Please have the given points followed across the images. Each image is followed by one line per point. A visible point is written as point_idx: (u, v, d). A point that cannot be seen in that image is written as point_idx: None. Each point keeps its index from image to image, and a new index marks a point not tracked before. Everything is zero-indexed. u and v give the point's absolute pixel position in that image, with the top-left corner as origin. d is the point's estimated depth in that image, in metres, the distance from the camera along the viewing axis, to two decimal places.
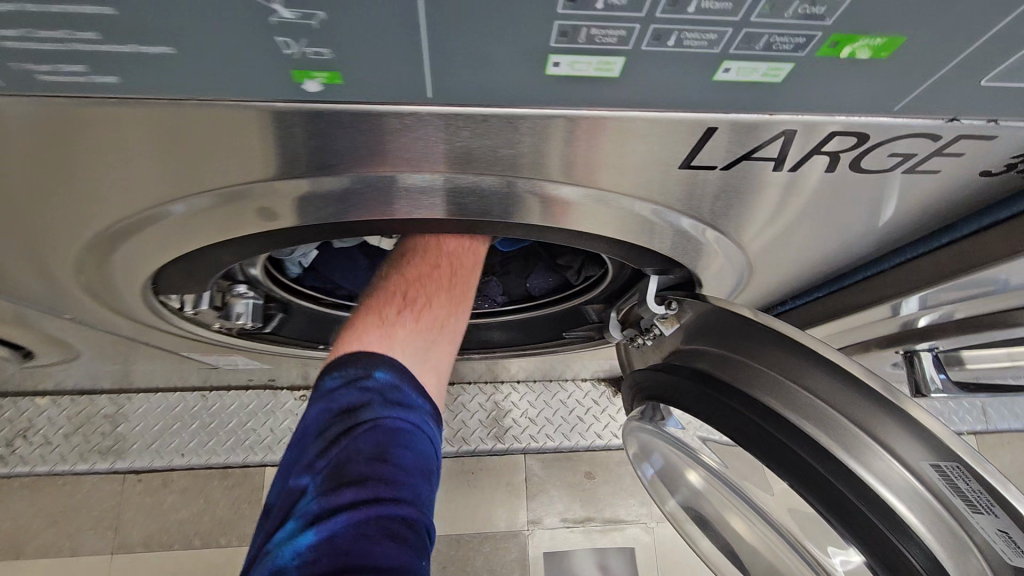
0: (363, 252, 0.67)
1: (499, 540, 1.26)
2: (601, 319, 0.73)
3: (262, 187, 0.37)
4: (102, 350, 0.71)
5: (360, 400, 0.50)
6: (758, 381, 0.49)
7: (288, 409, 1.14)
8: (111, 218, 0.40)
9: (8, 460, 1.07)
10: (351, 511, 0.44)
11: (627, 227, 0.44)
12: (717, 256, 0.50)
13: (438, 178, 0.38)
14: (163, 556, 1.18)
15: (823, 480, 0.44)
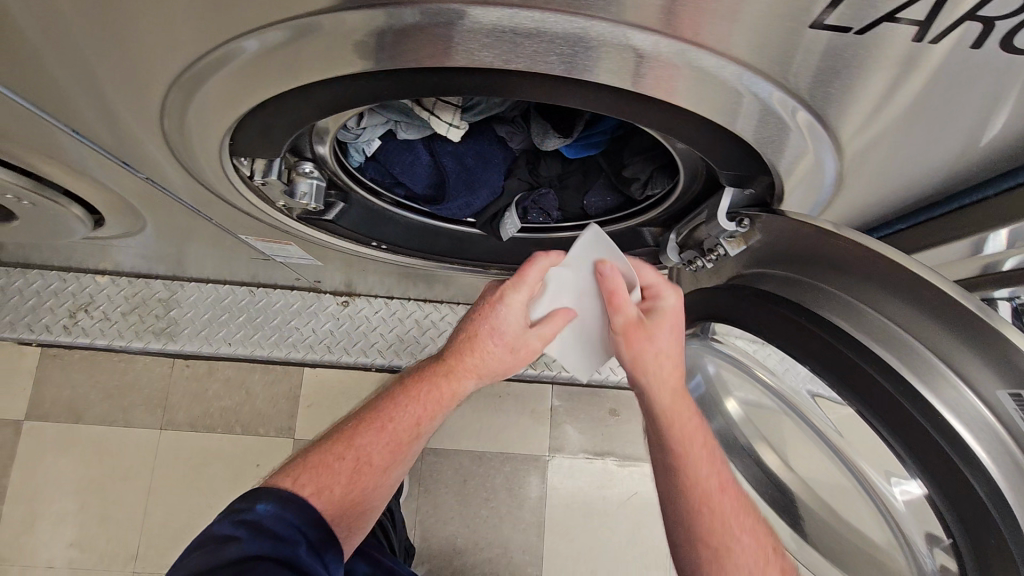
0: (426, 146, 0.66)
1: (519, 461, 1.30)
2: (657, 244, 0.71)
3: (345, 16, 0.36)
4: (167, 224, 0.74)
5: (232, 537, 0.49)
6: (825, 302, 0.50)
7: (330, 312, 1.17)
8: (191, 54, 0.39)
9: (70, 331, 1.14)
10: None
11: (718, 104, 0.42)
12: (807, 159, 0.47)
13: (526, 21, 0.36)
14: (206, 437, 1.26)
15: (895, 409, 0.45)
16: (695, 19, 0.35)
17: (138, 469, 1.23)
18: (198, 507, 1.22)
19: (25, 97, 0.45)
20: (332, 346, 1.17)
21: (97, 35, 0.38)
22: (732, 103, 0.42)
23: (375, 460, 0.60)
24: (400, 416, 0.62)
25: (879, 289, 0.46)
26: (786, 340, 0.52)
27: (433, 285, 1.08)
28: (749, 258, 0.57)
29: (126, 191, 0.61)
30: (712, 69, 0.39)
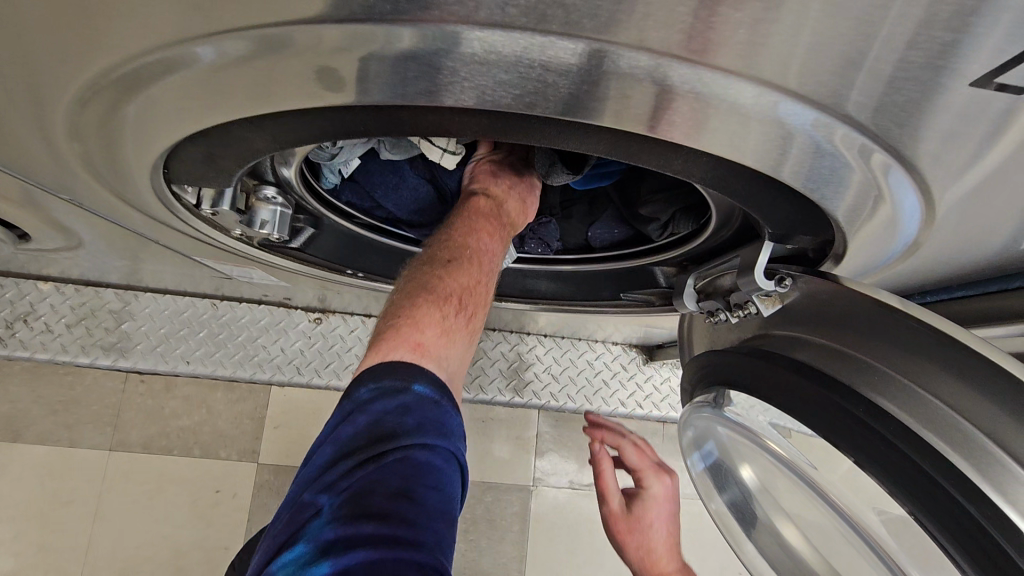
0: (412, 167, 0.58)
1: (501, 491, 1.22)
2: (670, 285, 0.63)
3: (315, 30, 0.27)
4: (109, 242, 0.63)
5: (393, 416, 0.45)
6: (883, 388, 0.43)
7: (301, 330, 1.07)
8: (117, 60, 0.30)
9: (7, 343, 1.01)
10: (367, 547, 0.38)
11: (784, 150, 0.35)
12: (872, 215, 0.40)
13: (552, 47, 0.28)
14: (162, 460, 1.15)
15: (948, 503, 0.37)
16: (783, 50, 0.27)
17: (84, 493, 1.12)
18: (150, 536, 1.12)
19: None
20: (303, 367, 1.07)
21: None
22: (802, 149, 0.34)
23: (471, 299, 0.58)
24: (483, 247, 0.60)
25: (949, 377, 0.39)
26: (834, 433, 0.42)
27: None
28: (782, 319, 0.50)
29: (52, 209, 0.51)
30: (782, 112, 0.31)
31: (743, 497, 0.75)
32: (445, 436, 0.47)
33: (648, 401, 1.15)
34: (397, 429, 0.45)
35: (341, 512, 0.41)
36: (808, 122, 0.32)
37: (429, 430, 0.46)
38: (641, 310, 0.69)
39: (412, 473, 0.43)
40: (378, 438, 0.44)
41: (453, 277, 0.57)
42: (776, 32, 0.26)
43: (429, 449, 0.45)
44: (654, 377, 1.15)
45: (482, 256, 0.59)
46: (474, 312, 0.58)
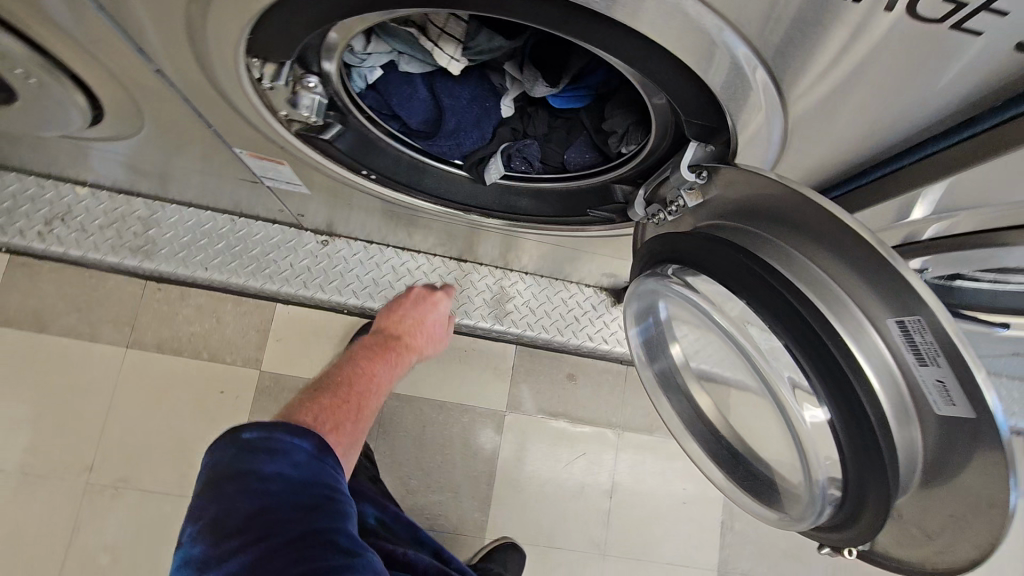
0: (424, 81, 0.71)
1: (477, 413, 1.36)
2: (626, 200, 0.77)
3: None
4: (166, 128, 0.76)
5: (238, 462, 0.58)
6: (764, 246, 0.57)
7: (309, 249, 1.20)
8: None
9: (44, 238, 1.13)
10: (239, 555, 0.55)
11: (698, 53, 0.48)
12: (763, 117, 0.54)
13: None
14: (173, 360, 1.28)
15: (810, 336, 0.52)
16: None
17: (100, 384, 1.24)
18: (158, 426, 1.24)
19: None
20: (308, 282, 1.20)
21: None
22: (711, 55, 0.48)
23: (352, 406, 0.77)
24: (378, 375, 0.88)
25: (812, 239, 0.53)
26: (732, 279, 0.56)
27: (415, 230, 1.12)
28: (706, 212, 0.63)
29: (133, 83, 0.63)
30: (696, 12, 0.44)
31: (669, 370, 0.94)
32: (298, 446, 0.60)
33: (613, 338, 1.29)
34: (246, 471, 0.57)
35: (208, 538, 0.56)
36: (718, 30, 0.45)
37: (266, 453, 0.58)
38: (603, 225, 0.83)
39: (268, 502, 0.56)
40: (226, 479, 0.57)
41: (326, 395, 0.76)
42: None
43: (276, 462, 0.58)
44: (620, 318, 1.29)
45: (364, 391, 0.82)
46: (357, 409, 0.78)
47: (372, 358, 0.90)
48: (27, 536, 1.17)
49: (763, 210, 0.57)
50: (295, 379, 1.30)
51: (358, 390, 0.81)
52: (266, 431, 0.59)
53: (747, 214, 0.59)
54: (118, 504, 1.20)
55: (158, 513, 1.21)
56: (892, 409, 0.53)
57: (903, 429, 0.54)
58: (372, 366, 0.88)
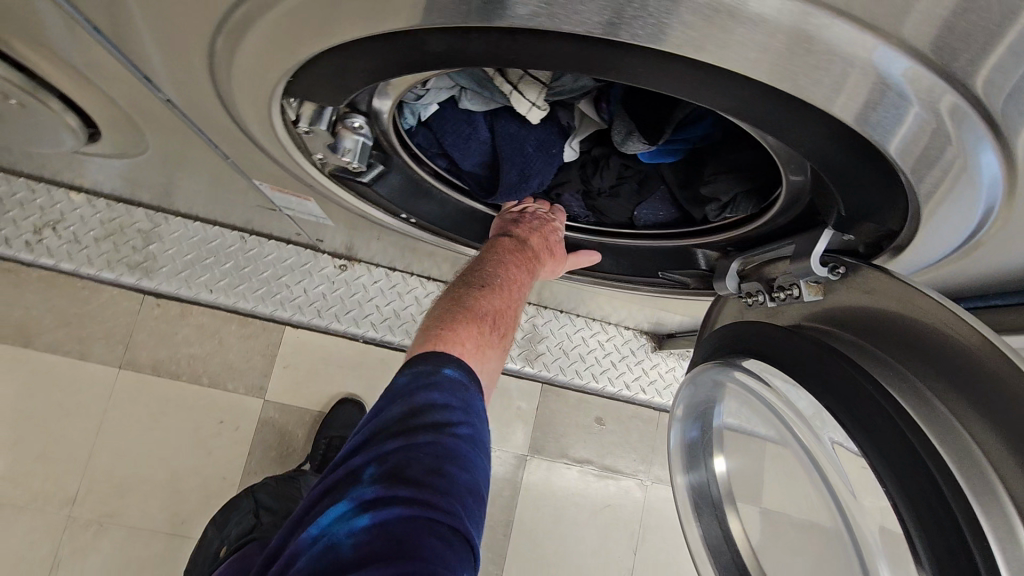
0: (486, 120, 0.59)
1: (496, 457, 1.25)
2: (711, 269, 0.66)
3: None
4: (172, 152, 0.64)
5: (430, 394, 0.50)
6: (899, 384, 0.44)
7: (326, 275, 1.09)
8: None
9: (32, 248, 1.02)
10: (402, 505, 0.43)
11: (897, 146, 0.36)
12: (957, 216, 0.41)
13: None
14: (169, 384, 1.16)
15: (931, 500, 0.39)
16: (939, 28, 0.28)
17: (87, 407, 1.13)
18: (149, 457, 1.13)
19: None
20: (322, 311, 1.09)
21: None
22: (914, 145, 0.36)
23: (497, 328, 0.62)
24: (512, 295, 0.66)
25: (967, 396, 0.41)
26: (839, 400, 0.45)
27: (443, 264, 1.01)
28: (821, 310, 0.52)
29: (132, 107, 0.51)
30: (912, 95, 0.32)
31: (706, 481, 0.86)
32: (472, 419, 0.51)
33: (650, 387, 1.18)
34: (422, 405, 0.49)
35: (380, 474, 0.45)
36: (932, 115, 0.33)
37: (455, 408, 0.50)
38: (675, 288, 0.72)
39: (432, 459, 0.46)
40: (410, 415, 0.48)
41: (472, 323, 0.59)
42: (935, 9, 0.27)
43: (466, 423, 0.50)
44: (660, 364, 1.19)
45: (505, 289, 0.65)
46: (504, 333, 0.63)
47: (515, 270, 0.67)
48: None
49: (903, 343, 0.45)
50: (301, 411, 1.19)
51: (502, 313, 0.63)
52: (463, 377, 0.52)
53: (865, 323, 0.48)
54: (101, 542, 1.10)
55: (144, 554, 1.10)
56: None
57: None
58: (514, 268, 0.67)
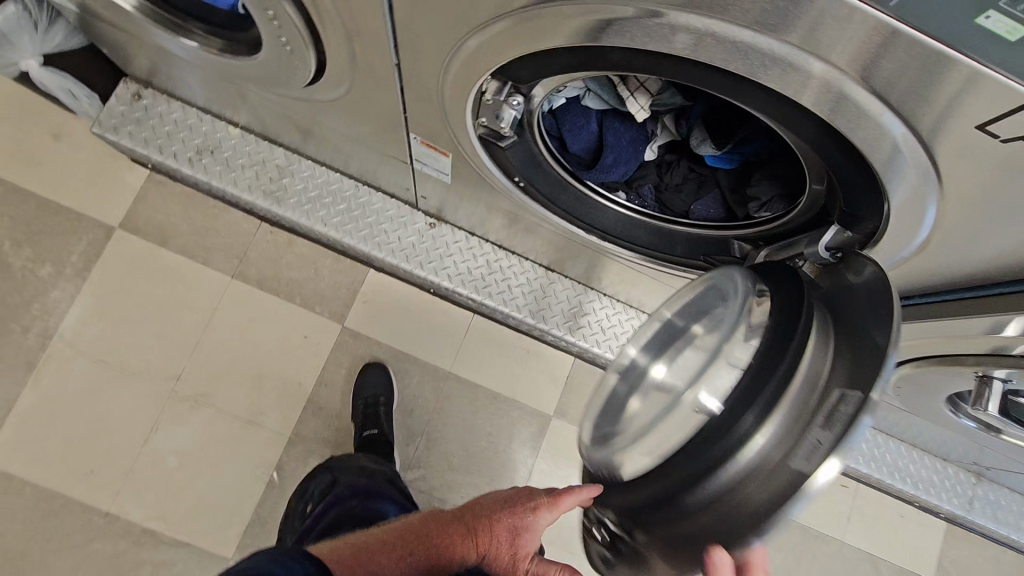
0: (597, 116, 0.81)
1: (526, 412, 1.44)
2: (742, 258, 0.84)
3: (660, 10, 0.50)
4: (358, 101, 0.86)
5: (251, 572, 0.67)
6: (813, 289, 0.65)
7: (417, 228, 1.31)
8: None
9: (192, 164, 1.25)
10: None
11: (879, 161, 0.57)
12: (911, 217, 0.62)
13: (780, 53, 0.51)
14: (268, 298, 1.38)
15: (786, 329, 0.60)
16: (906, 93, 0.49)
17: (201, 304, 1.36)
18: (243, 355, 1.35)
19: None
20: (410, 257, 1.30)
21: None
22: (891, 164, 0.57)
23: (392, 561, 0.77)
24: (422, 564, 0.77)
25: (847, 305, 0.62)
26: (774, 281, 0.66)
27: (519, 232, 1.22)
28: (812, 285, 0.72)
29: (362, 64, 0.73)
30: (887, 135, 0.54)
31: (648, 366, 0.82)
32: (287, 569, 0.67)
33: None
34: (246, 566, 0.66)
35: None
36: (906, 146, 0.54)
37: (271, 566, 0.67)
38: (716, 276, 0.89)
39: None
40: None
41: (390, 543, 0.79)
42: (903, 82, 0.49)
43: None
44: None
45: (426, 545, 0.79)
46: (376, 568, 0.77)
47: (450, 538, 0.79)
48: (112, 426, 1.29)
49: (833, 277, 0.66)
50: (371, 340, 1.41)
51: (406, 557, 0.78)
52: (273, 558, 0.68)
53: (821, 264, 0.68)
54: (195, 416, 1.32)
55: (227, 432, 1.32)
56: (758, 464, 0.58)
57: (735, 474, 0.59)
58: (449, 540, 0.79)
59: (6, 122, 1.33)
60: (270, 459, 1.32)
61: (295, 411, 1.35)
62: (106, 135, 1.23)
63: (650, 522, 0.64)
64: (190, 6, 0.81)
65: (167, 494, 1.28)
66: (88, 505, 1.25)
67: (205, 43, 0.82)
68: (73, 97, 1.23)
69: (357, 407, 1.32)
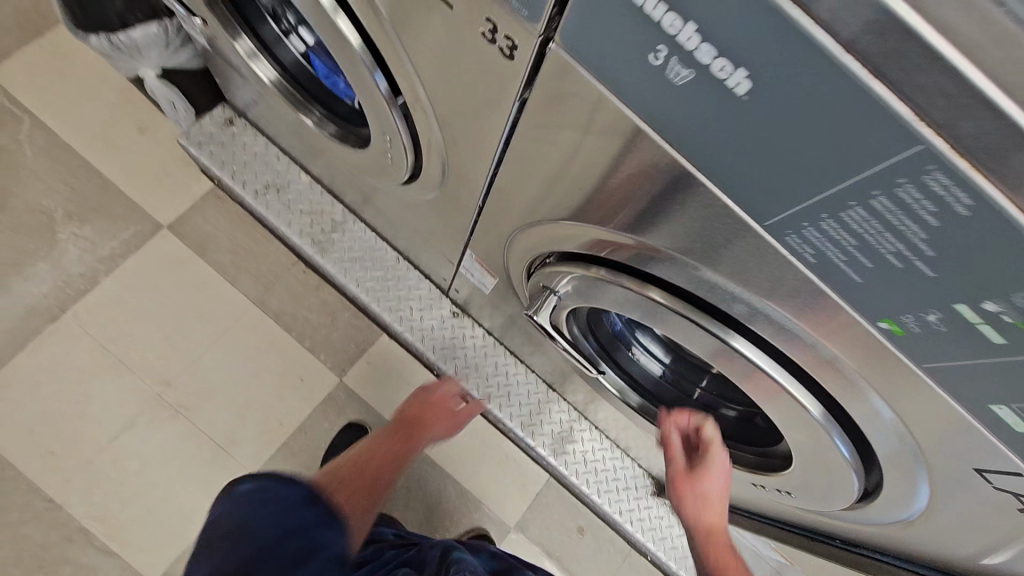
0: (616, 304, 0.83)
1: (488, 516, 1.43)
2: (733, 445, 0.84)
3: (729, 291, 0.52)
4: (431, 207, 0.93)
5: (241, 506, 0.64)
6: None
7: (441, 313, 1.36)
8: (605, 220, 0.58)
9: (257, 196, 1.33)
10: (265, 541, 0.60)
11: (884, 451, 0.59)
12: (906, 496, 0.63)
13: (830, 360, 0.52)
14: (281, 333, 1.42)
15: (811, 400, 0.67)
16: (929, 429, 0.52)
17: (216, 320, 1.39)
18: (238, 381, 1.37)
19: (461, 136, 0.65)
20: (426, 338, 1.34)
21: (561, 175, 0.57)
22: (891, 455, 0.59)
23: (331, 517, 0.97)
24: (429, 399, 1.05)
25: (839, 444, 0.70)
26: None
27: (535, 349, 1.27)
28: (803, 492, 0.73)
29: (450, 191, 0.81)
30: (906, 446, 0.56)
31: None
32: (283, 494, 0.64)
33: (638, 524, 1.35)
34: (268, 547, 0.59)
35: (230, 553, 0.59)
36: (912, 451, 0.56)
37: (265, 496, 0.64)
38: (744, 475, 0.82)
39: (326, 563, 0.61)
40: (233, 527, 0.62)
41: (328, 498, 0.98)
42: (925, 420, 0.51)
43: (275, 501, 0.64)
44: (653, 509, 1.37)
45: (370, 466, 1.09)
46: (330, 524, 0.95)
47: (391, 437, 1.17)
48: (87, 413, 1.29)
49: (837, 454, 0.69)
50: (362, 401, 1.42)
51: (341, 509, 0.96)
52: (259, 484, 0.66)
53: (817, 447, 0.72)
54: (171, 427, 1.32)
55: (197, 452, 1.32)
56: (710, 348, 0.63)
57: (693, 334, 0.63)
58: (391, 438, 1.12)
59: (103, 105, 1.43)
60: None
61: (267, 450, 1.35)
62: (190, 146, 1.34)
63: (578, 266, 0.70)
64: (317, 90, 0.93)
65: (117, 497, 1.26)
66: (36, 486, 1.24)
67: (321, 122, 0.93)
68: (173, 107, 1.31)
69: (325, 467, 1.31)
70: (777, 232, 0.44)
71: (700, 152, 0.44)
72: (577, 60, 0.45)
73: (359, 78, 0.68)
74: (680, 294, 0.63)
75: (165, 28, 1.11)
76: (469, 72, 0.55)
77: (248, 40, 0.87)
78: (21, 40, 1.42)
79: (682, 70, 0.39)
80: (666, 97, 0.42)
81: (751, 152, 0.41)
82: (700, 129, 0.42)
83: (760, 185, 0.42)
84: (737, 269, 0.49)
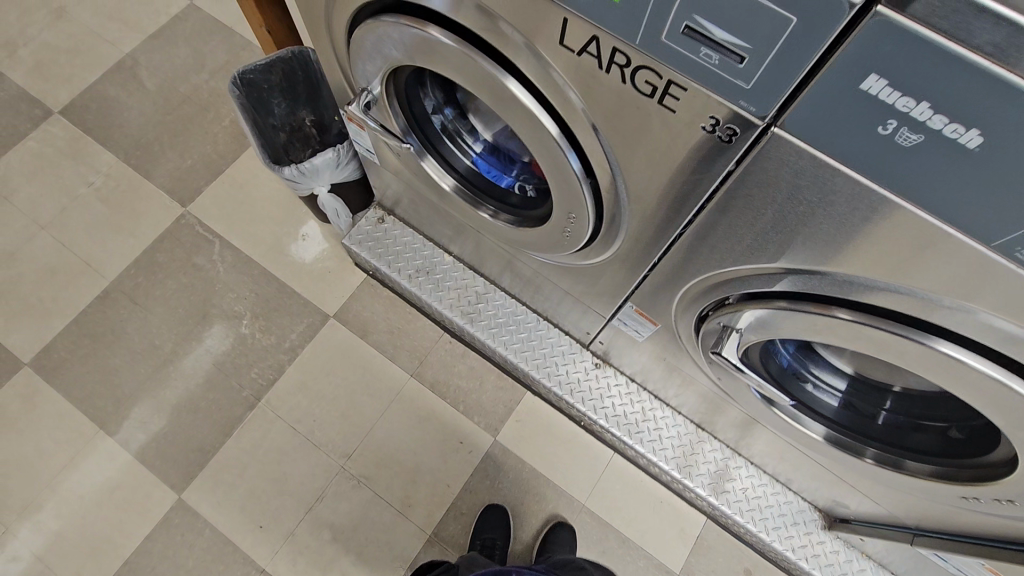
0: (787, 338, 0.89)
1: (653, 562, 1.45)
2: (932, 464, 0.85)
3: (952, 305, 0.61)
4: (593, 267, 1.05)
5: None
6: None
7: (584, 365, 1.46)
8: (807, 259, 0.67)
9: (411, 279, 1.51)
10: None
11: None
12: None
13: None
14: (436, 400, 1.55)
15: None
16: None
17: (382, 394, 1.55)
18: (406, 448, 1.50)
19: (649, 203, 0.77)
20: (574, 391, 1.43)
21: (756, 223, 0.68)
22: None
23: None
24: None
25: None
26: None
27: (682, 390, 1.33)
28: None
29: (622, 251, 0.93)
30: None
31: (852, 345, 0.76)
32: None
33: (814, 560, 1.33)
34: None
35: None
36: None
37: None
38: (955, 490, 0.81)
39: None
40: None
41: None
42: None
43: None
44: (825, 543, 1.34)
45: None
46: None
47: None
48: (285, 488, 1.45)
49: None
50: (518, 459, 1.51)
51: None
52: None
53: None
54: (355, 496, 1.46)
55: (378, 518, 1.44)
56: (916, 357, 0.69)
57: (889, 340, 0.69)
58: None
59: (272, 220, 1.69)
60: (409, 555, 1.42)
61: (439, 511, 1.46)
62: (352, 246, 1.54)
63: (764, 301, 0.79)
64: (484, 187, 1.09)
65: (317, 566, 1.40)
66: (250, 559, 1.39)
67: (495, 214, 1.09)
68: (336, 216, 1.53)
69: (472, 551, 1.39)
70: (1003, 249, 0.52)
71: (922, 197, 0.52)
72: (795, 134, 0.55)
73: (554, 167, 0.83)
74: (871, 312, 0.70)
75: (339, 151, 1.36)
76: (676, 153, 0.66)
77: (432, 159, 1.06)
78: (205, 178, 1.72)
79: (911, 136, 0.48)
80: (886, 155, 0.51)
81: (977, 193, 0.49)
82: (922, 183, 0.51)
83: (985, 219, 0.50)
84: (953, 278, 0.58)
